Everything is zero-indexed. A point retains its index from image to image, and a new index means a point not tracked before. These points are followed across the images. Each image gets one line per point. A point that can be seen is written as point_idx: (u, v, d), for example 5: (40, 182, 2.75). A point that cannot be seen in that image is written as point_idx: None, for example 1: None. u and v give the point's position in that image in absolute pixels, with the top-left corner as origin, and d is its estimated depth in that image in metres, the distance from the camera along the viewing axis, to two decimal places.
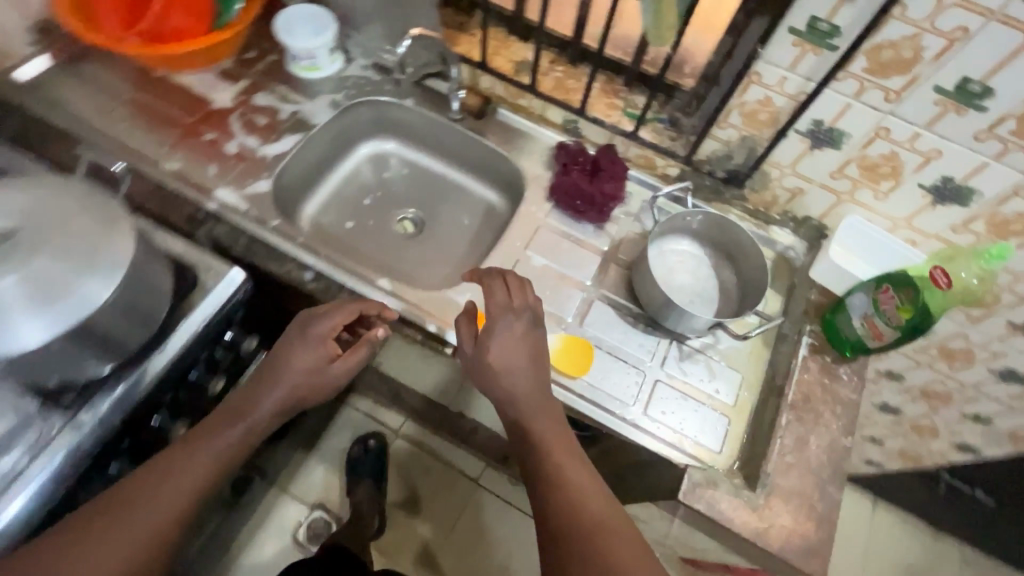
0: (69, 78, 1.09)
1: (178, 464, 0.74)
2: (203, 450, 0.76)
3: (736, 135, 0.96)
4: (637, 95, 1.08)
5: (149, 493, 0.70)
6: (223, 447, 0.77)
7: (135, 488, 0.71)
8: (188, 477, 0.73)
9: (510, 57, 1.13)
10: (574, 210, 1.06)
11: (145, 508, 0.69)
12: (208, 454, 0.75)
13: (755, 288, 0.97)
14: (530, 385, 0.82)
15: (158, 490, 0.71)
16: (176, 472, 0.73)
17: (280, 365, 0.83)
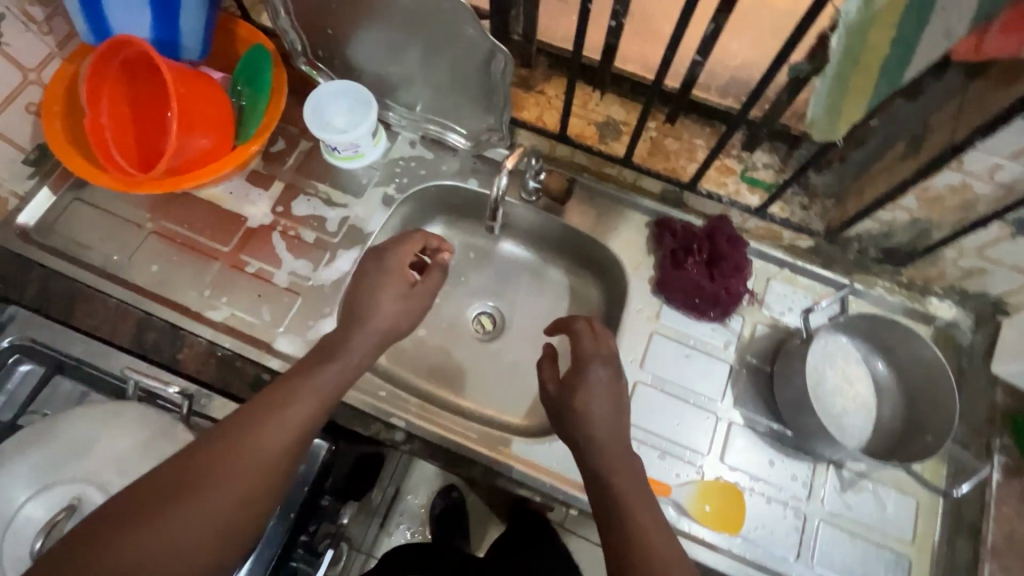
0: (81, 211, 0.93)
1: (266, 407, 0.62)
2: (296, 398, 0.63)
3: (904, 216, 0.77)
4: (760, 155, 0.89)
5: (238, 438, 0.59)
6: (317, 402, 0.64)
7: (222, 434, 0.59)
8: (281, 431, 0.61)
9: (592, 119, 0.93)
10: (692, 308, 0.88)
11: (234, 468, 0.58)
12: (300, 407, 0.63)
13: (928, 398, 0.80)
14: (617, 440, 0.65)
15: (247, 434, 0.60)
16: (269, 414, 0.61)
17: (361, 303, 0.72)
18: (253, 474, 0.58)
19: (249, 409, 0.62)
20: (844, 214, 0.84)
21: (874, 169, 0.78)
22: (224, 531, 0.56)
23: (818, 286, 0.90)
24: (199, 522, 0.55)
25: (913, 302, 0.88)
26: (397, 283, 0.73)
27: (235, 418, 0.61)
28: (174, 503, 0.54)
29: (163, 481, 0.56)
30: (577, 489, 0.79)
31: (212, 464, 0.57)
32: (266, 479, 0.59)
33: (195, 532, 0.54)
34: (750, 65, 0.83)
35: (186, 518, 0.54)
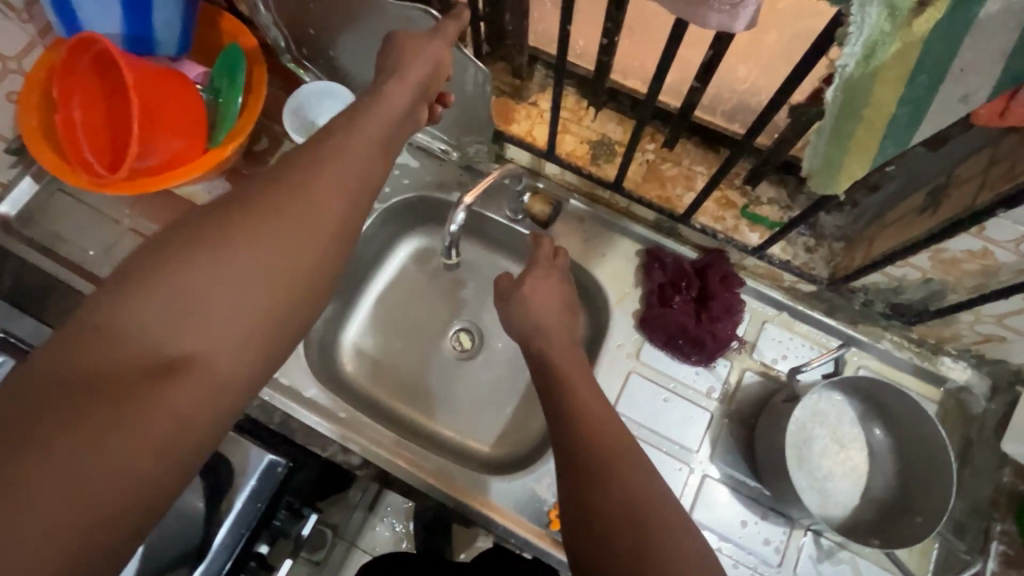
0: (61, 202, 0.92)
1: (285, 180, 0.51)
2: (322, 168, 0.52)
3: (917, 275, 0.69)
4: (765, 188, 0.81)
5: (261, 220, 0.48)
6: (352, 167, 0.54)
7: (227, 213, 0.49)
8: (305, 200, 0.50)
9: (584, 136, 0.86)
10: (676, 349, 0.83)
11: (255, 239, 0.48)
12: (325, 184, 0.52)
13: (924, 471, 0.73)
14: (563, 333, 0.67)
15: (264, 208, 0.49)
16: (295, 186, 0.51)
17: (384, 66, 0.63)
18: (257, 265, 0.47)
19: (264, 185, 0.51)
20: (850, 262, 0.76)
21: (889, 217, 0.70)
22: (263, 269, 0.47)
23: (817, 333, 0.84)
24: (216, 267, 0.46)
25: (923, 360, 0.81)
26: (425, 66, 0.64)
27: (251, 189, 0.51)
28: (204, 242, 0.46)
29: (154, 264, 0.45)
30: (530, 536, 0.76)
31: (219, 236, 0.47)
32: (316, 224, 0.50)
33: (208, 319, 0.44)
34: (760, 89, 0.75)
35: (174, 290, 0.44)
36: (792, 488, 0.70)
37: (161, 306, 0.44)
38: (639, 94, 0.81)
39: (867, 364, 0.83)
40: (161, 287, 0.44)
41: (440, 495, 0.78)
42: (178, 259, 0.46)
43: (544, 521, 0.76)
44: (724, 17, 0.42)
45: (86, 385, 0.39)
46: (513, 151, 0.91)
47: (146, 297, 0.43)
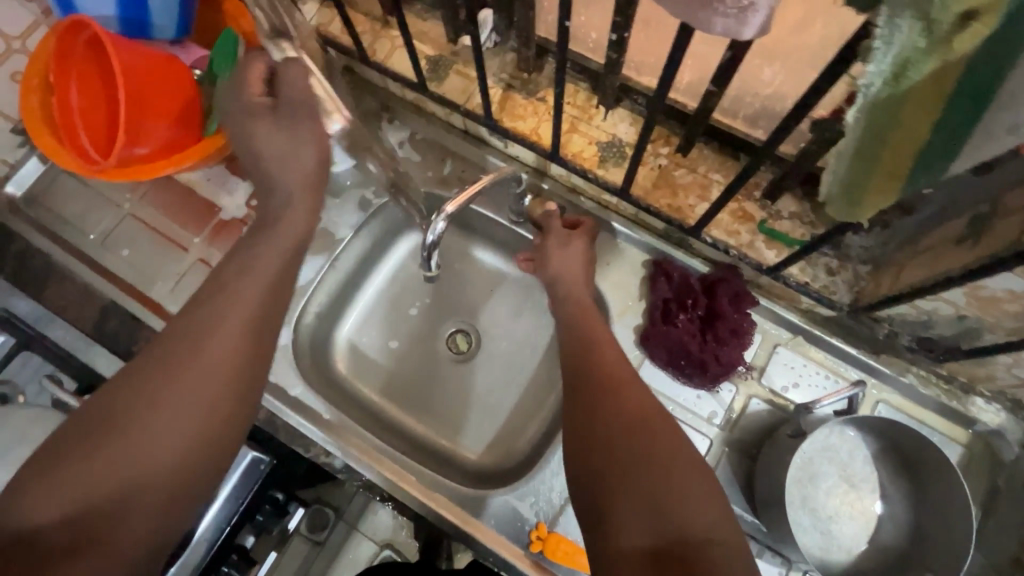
0: (66, 184, 0.91)
1: (214, 300, 0.56)
2: (237, 283, 0.58)
3: (949, 310, 0.63)
4: (786, 202, 0.74)
5: (194, 347, 0.52)
6: (266, 283, 0.60)
7: (153, 355, 0.53)
8: (239, 308, 0.56)
9: (593, 137, 0.81)
10: (677, 370, 0.78)
11: (187, 376, 0.51)
12: (246, 294, 0.58)
13: (940, 522, 0.67)
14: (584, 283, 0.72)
15: (199, 337, 0.53)
16: (215, 309, 0.56)
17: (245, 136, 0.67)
18: (196, 402, 0.51)
19: (190, 312, 0.56)
20: (876, 290, 0.69)
21: (922, 245, 0.63)
22: (200, 423, 0.51)
23: (833, 360, 0.78)
24: (155, 428, 0.49)
25: (951, 399, 0.74)
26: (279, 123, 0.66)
27: (173, 325, 0.55)
28: (126, 410, 0.49)
29: (100, 417, 0.49)
30: (509, 554, 0.73)
31: (157, 369, 0.51)
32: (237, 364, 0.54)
33: (161, 438, 0.48)
34: (785, 96, 0.66)
35: (121, 436, 0.48)
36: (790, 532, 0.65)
37: (108, 451, 0.47)
38: (648, 91, 0.76)
39: (887, 398, 0.76)
40: (111, 422, 0.48)
41: (421, 506, 0.76)
42: (123, 398, 0.50)
43: (525, 540, 0.74)
44: (730, 22, 0.36)
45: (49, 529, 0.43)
46: (518, 149, 0.86)
47: (100, 436, 0.47)
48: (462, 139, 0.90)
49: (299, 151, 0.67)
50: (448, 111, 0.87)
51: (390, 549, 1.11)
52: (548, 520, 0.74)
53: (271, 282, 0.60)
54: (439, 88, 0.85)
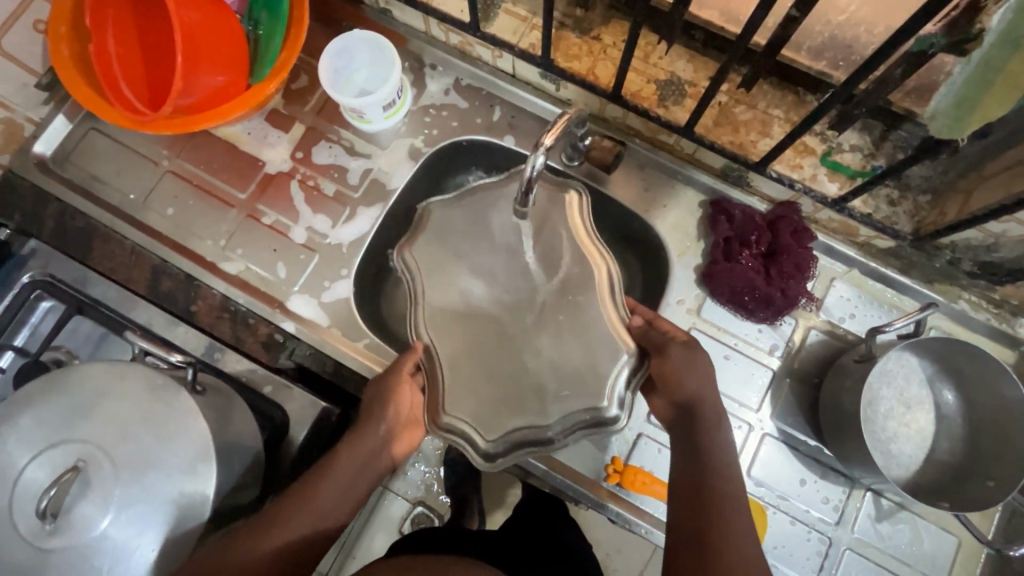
0: (96, 141, 0.87)
1: (297, 500, 0.61)
2: (330, 480, 0.62)
3: (1019, 230, 0.65)
4: (849, 134, 0.75)
5: (257, 544, 0.57)
6: (350, 472, 0.63)
7: (261, 520, 0.60)
8: (305, 520, 0.60)
9: (652, 76, 0.79)
10: (740, 306, 0.79)
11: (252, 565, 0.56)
12: (328, 497, 0.62)
13: (998, 437, 0.71)
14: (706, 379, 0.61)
15: (278, 523, 0.59)
16: (305, 499, 0.61)
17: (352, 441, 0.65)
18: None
19: (296, 491, 0.62)
20: (940, 218, 0.71)
21: (990, 169, 0.65)
22: None
23: (887, 291, 0.80)
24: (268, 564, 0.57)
25: (1000, 322, 0.77)
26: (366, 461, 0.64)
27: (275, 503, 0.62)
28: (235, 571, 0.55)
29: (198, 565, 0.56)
30: (586, 488, 0.77)
31: (245, 544, 0.57)
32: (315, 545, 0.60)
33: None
34: (861, 22, 0.66)
35: None
36: (863, 448, 0.68)
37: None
38: (733, 39, 0.74)
39: (939, 325, 0.79)
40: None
41: None
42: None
43: (601, 474, 0.77)
44: None
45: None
46: (572, 91, 0.84)
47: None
48: (510, 84, 0.88)
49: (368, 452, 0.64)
50: (496, 54, 0.85)
51: (422, 506, 1.08)
52: (622, 455, 0.78)
53: (349, 475, 0.63)
54: (488, 29, 0.83)
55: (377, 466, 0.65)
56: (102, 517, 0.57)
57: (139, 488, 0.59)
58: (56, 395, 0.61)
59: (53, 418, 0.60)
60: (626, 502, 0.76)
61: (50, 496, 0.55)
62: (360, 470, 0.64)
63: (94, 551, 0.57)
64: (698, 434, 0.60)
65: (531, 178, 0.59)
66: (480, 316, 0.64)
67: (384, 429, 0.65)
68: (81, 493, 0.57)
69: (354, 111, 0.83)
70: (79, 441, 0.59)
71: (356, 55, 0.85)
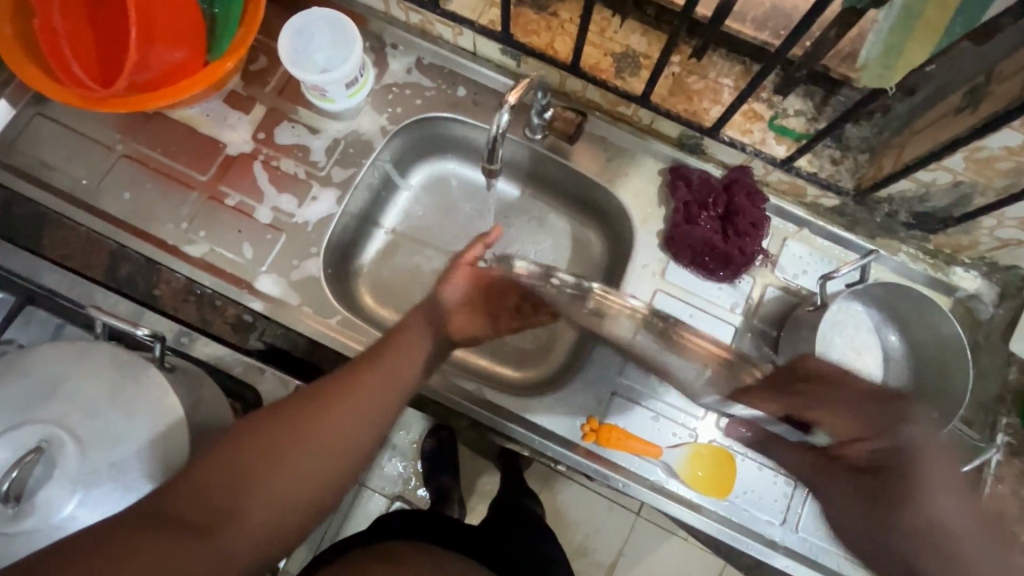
0: (43, 125, 0.84)
1: (359, 379, 0.63)
2: (394, 353, 0.66)
3: (946, 178, 0.70)
4: (792, 99, 0.79)
5: (330, 407, 0.60)
6: (407, 356, 0.66)
7: (334, 381, 0.63)
8: (367, 397, 0.62)
9: (609, 49, 0.82)
10: (701, 267, 0.83)
11: (327, 435, 0.59)
12: (396, 365, 0.65)
13: (939, 373, 0.76)
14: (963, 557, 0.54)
15: (351, 380, 0.63)
16: (377, 362, 0.65)
17: (411, 324, 0.69)
18: (326, 460, 0.58)
19: (359, 359, 0.65)
20: (879, 172, 0.76)
21: (919, 124, 0.70)
22: (326, 477, 0.58)
23: (834, 247, 0.85)
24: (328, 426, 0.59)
25: (936, 271, 0.83)
26: (422, 341, 0.69)
27: (335, 377, 0.63)
28: (302, 419, 0.59)
29: (279, 417, 0.59)
30: (564, 447, 0.78)
31: (317, 407, 0.60)
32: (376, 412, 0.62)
33: (285, 486, 0.55)
34: None
35: (279, 462, 0.55)
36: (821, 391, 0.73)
37: (272, 463, 0.55)
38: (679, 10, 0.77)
39: (882, 277, 0.85)
40: (263, 454, 0.55)
41: (476, 413, 0.79)
42: (274, 438, 0.57)
43: (578, 434, 0.79)
44: None
45: (170, 518, 0.49)
46: (532, 65, 0.86)
47: (255, 481, 0.54)
48: (471, 61, 0.89)
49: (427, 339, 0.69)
50: (456, 31, 0.86)
51: (400, 501, 1.18)
52: (598, 414, 0.79)
53: (409, 342, 0.68)
54: (447, 6, 0.84)
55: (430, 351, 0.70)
56: (67, 501, 0.55)
57: (107, 467, 0.57)
58: (12, 380, 0.59)
59: (11, 403, 0.57)
60: (602, 459, 0.79)
61: (12, 479, 0.53)
62: (416, 355, 0.68)
63: (62, 533, 0.55)
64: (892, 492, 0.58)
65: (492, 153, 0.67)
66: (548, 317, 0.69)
67: (432, 310, 0.71)
68: (46, 477, 0.55)
69: (310, 89, 0.83)
70: (43, 421, 0.56)
71: (308, 31, 0.84)
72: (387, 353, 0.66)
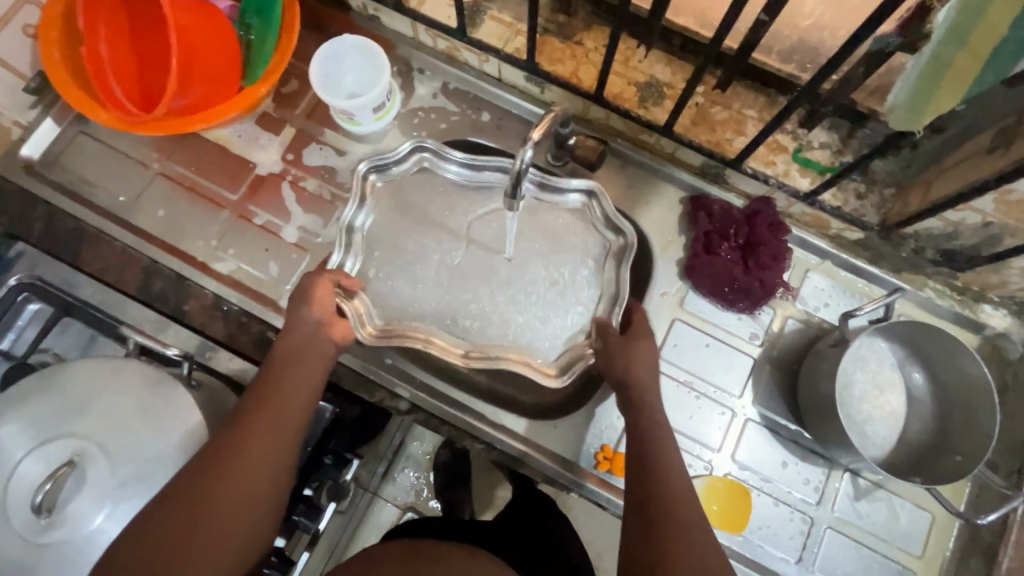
0: (86, 144, 0.88)
1: (260, 404, 0.63)
2: (285, 373, 0.66)
3: (976, 219, 0.69)
4: (818, 132, 0.79)
5: (239, 445, 0.60)
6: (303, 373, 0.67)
7: (236, 416, 0.62)
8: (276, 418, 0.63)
9: (632, 78, 0.83)
10: (720, 297, 0.83)
11: (238, 471, 0.58)
12: (291, 384, 0.65)
13: (964, 413, 0.75)
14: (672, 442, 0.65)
15: (254, 413, 0.62)
16: (273, 387, 0.65)
17: (290, 340, 0.68)
18: (256, 485, 0.59)
19: (257, 390, 0.65)
20: (905, 209, 0.75)
21: (948, 162, 0.69)
22: (257, 509, 0.58)
23: (857, 281, 0.84)
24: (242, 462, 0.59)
25: (963, 308, 0.82)
26: (312, 355, 0.68)
27: (236, 414, 0.63)
28: (214, 465, 0.58)
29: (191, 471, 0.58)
30: (577, 475, 0.78)
31: (226, 448, 0.59)
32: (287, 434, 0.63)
33: (226, 523, 0.56)
34: (824, 27, 0.69)
35: (200, 514, 0.55)
36: (840, 429, 0.72)
37: (194, 519, 0.54)
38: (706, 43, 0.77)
39: (907, 312, 0.83)
40: (184, 518, 0.54)
41: (490, 436, 0.79)
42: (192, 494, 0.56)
43: (592, 461, 0.79)
44: None
45: None
46: (555, 93, 0.87)
47: (177, 546, 0.53)
48: (496, 86, 0.91)
49: (314, 352, 0.69)
50: (482, 58, 0.88)
51: (411, 511, 1.20)
52: (612, 443, 0.79)
53: (298, 359, 0.67)
54: (474, 34, 0.86)
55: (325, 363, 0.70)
56: (94, 514, 0.57)
57: (131, 483, 0.59)
58: (44, 395, 0.61)
59: (45, 417, 0.60)
60: (615, 488, 0.78)
61: (45, 492, 0.56)
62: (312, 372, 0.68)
63: (89, 546, 0.57)
64: (647, 474, 0.62)
65: (394, 163, 0.81)
66: (462, 302, 0.80)
67: (308, 321, 0.69)
68: (75, 490, 0.58)
69: (338, 112, 0.85)
70: (77, 436, 0.59)
71: (336, 54, 0.86)
72: (274, 373, 0.66)
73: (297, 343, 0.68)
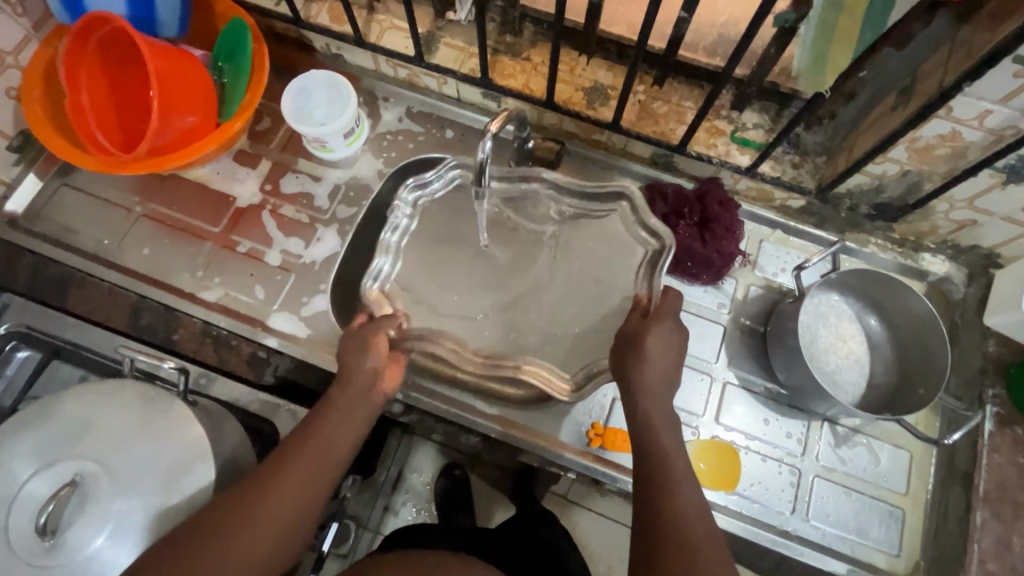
0: (69, 193, 0.92)
1: (302, 440, 0.65)
2: (326, 424, 0.66)
3: (895, 169, 0.77)
4: (750, 115, 0.87)
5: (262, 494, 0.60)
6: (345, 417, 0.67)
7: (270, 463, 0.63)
8: (313, 454, 0.64)
9: (578, 84, 0.91)
10: (685, 272, 0.88)
11: (252, 519, 0.58)
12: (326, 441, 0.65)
13: (920, 349, 0.81)
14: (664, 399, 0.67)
15: (285, 462, 0.62)
16: (308, 439, 0.65)
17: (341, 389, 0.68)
18: (263, 540, 0.58)
19: (293, 439, 0.65)
20: (835, 170, 0.82)
21: (865, 123, 0.77)
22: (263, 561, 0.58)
23: (809, 246, 0.91)
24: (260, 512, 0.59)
25: (905, 258, 0.89)
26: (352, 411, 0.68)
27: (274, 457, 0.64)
28: (232, 509, 0.59)
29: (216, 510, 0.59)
30: (573, 454, 0.81)
31: (250, 493, 0.60)
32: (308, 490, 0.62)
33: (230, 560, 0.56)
34: (737, 22, 0.82)
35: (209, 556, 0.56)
36: (809, 376, 0.76)
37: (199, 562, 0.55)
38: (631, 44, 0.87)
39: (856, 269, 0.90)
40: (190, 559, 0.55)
41: (484, 426, 0.82)
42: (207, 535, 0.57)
43: (584, 440, 0.82)
44: None
45: None
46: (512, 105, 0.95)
47: None
48: (456, 106, 0.98)
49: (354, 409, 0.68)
50: (441, 81, 0.95)
51: None
52: (601, 419, 0.83)
53: (344, 413, 0.67)
54: (432, 59, 0.93)
55: (372, 404, 0.70)
56: (96, 535, 0.58)
57: (132, 499, 0.60)
58: (41, 423, 0.62)
59: (44, 443, 0.61)
60: (609, 463, 0.81)
61: (48, 512, 0.58)
62: (354, 416, 0.68)
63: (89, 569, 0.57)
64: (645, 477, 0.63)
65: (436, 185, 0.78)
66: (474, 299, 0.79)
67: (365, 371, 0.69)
68: (76, 513, 0.58)
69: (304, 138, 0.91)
70: (76, 456, 0.60)
71: (307, 88, 0.92)
72: (313, 424, 0.66)
73: (344, 399, 0.68)
